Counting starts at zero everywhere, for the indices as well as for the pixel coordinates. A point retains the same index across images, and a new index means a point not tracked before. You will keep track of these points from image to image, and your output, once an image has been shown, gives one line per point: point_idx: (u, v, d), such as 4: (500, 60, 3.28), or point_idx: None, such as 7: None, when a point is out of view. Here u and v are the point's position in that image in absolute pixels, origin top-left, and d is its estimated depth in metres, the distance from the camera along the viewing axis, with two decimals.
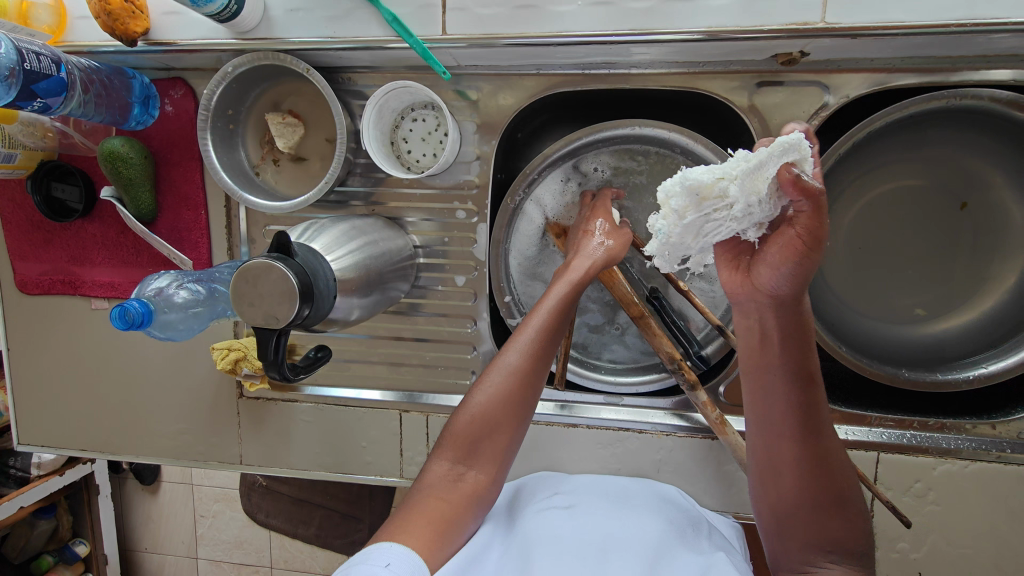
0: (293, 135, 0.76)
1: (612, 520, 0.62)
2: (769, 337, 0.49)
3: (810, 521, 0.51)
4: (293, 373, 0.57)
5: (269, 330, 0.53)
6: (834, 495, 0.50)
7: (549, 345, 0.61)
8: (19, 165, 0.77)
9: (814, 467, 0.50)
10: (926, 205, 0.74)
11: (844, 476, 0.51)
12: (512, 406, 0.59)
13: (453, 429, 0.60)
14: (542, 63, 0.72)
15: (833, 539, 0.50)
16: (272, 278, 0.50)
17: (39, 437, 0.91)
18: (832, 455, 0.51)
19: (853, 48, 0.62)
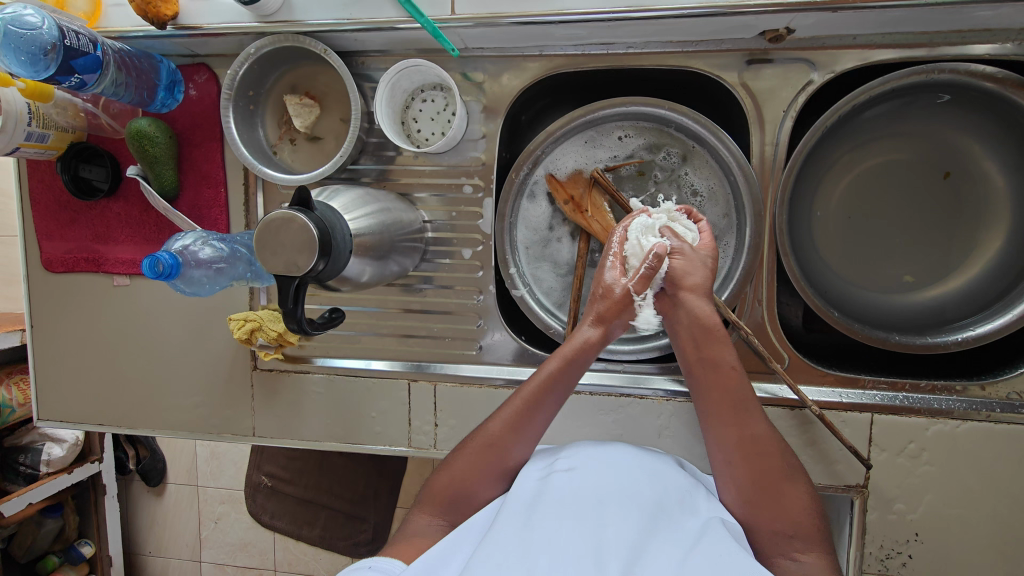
0: (309, 115, 0.80)
1: (609, 478, 0.61)
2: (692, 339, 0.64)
3: (769, 512, 0.58)
4: (309, 325, 0.60)
5: (289, 278, 0.56)
6: (776, 478, 0.59)
7: (527, 419, 0.64)
8: (51, 146, 0.81)
9: (750, 453, 0.60)
10: (909, 179, 0.78)
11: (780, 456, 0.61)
12: (483, 474, 0.64)
13: (433, 487, 0.66)
14: (545, 44, 0.77)
15: (792, 522, 0.58)
16: (292, 228, 0.54)
17: (58, 413, 0.94)
18: (765, 440, 0.61)
19: (834, 23, 0.67)
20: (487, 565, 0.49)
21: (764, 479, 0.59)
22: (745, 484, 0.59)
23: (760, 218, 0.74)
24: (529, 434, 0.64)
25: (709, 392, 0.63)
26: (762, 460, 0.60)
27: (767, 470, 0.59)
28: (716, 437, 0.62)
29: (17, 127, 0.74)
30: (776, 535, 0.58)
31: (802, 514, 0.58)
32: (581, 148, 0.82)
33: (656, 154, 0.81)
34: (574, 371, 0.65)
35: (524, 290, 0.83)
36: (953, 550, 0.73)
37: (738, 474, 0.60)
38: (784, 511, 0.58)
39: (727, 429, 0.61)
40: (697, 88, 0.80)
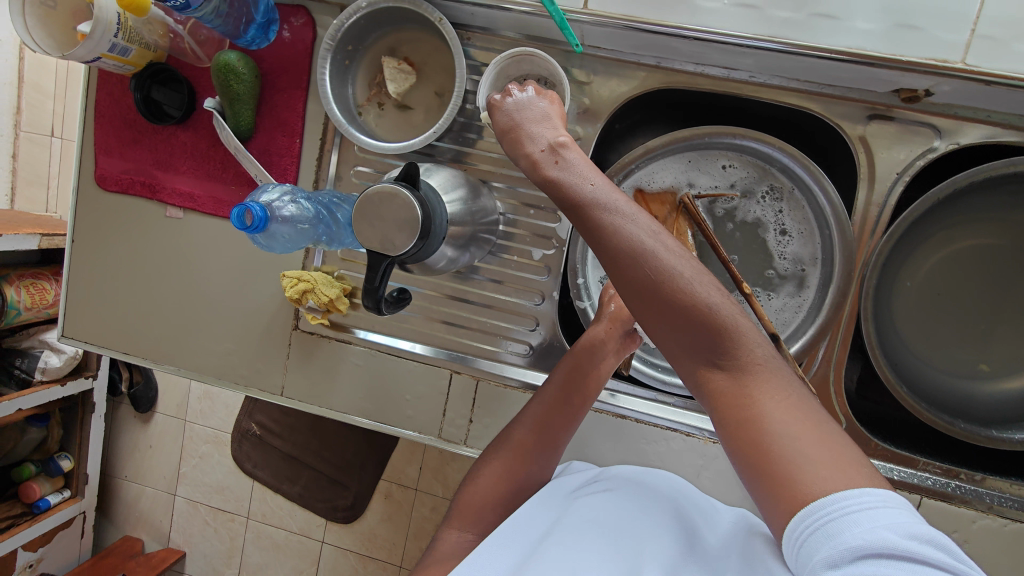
0: (404, 82, 0.76)
1: (651, 503, 0.61)
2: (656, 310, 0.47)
3: (784, 441, 0.43)
4: (383, 308, 0.57)
5: (381, 255, 0.53)
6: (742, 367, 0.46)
7: (550, 415, 0.67)
8: (130, 61, 0.78)
9: (706, 352, 0.47)
10: (1003, 266, 0.76)
11: (732, 323, 0.46)
12: (514, 482, 0.65)
13: (461, 502, 0.66)
14: (664, 56, 0.73)
15: (825, 457, 0.42)
16: (394, 204, 0.51)
17: (84, 333, 0.91)
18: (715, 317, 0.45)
19: (976, 95, 0.64)
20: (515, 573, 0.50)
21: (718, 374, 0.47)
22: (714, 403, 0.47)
23: (847, 277, 0.72)
24: (547, 441, 0.67)
25: (651, 313, 0.47)
26: (710, 351, 0.46)
27: (726, 351, 0.46)
28: (659, 336, 0.48)
29: (104, 36, 0.71)
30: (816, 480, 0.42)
31: (787, 438, 0.43)
32: (678, 169, 0.79)
33: (753, 191, 0.78)
34: (587, 372, 0.69)
35: (588, 303, 0.82)
36: None
37: (697, 373, 0.48)
38: (794, 437, 0.43)
39: (664, 332, 0.47)
40: (808, 131, 0.77)
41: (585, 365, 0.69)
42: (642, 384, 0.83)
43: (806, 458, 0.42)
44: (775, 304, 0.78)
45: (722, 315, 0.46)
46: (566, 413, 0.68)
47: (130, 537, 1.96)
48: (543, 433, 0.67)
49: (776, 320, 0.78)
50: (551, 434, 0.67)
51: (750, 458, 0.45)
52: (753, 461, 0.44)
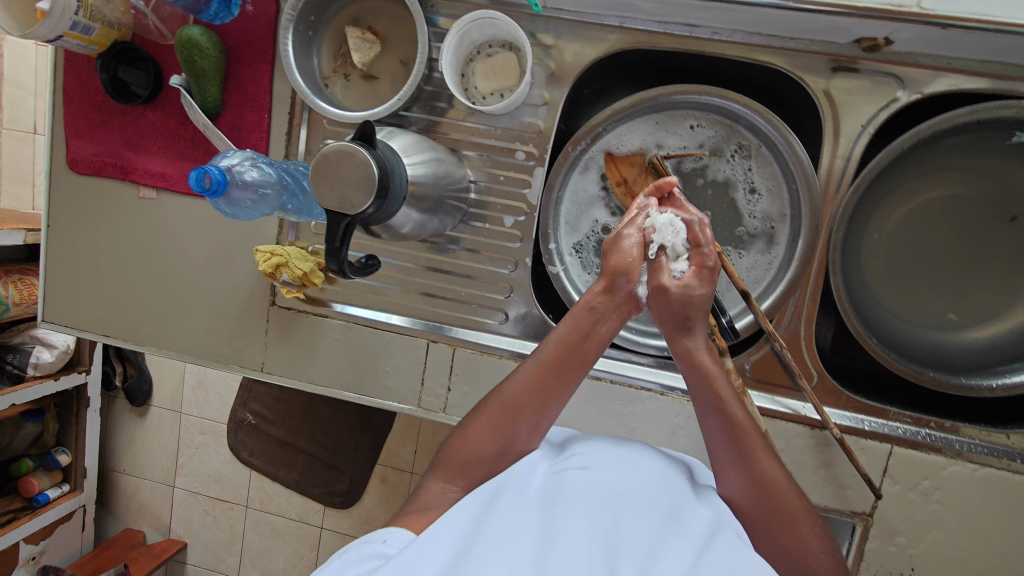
0: (368, 51, 0.76)
1: (635, 476, 0.58)
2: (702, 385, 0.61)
3: (772, 546, 0.58)
4: (346, 270, 0.57)
5: (340, 215, 0.54)
6: (781, 516, 0.57)
7: (541, 380, 0.62)
8: (94, 40, 0.77)
9: (764, 493, 0.58)
10: (970, 216, 0.76)
11: (789, 498, 0.58)
12: (502, 440, 0.62)
13: (449, 451, 0.65)
14: (627, 15, 0.73)
15: (802, 555, 0.57)
16: (349, 163, 0.52)
17: (64, 318, 0.92)
18: (781, 483, 0.58)
19: (936, 41, 0.64)
20: (488, 549, 0.49)
21: (761, 504, 0.58)
22: (753, 523, 0.58)
23: (815, 232, 0.73)
24: (545, 404, 0.62)
25: (719, 428, 0.61)
26: (737, 457, 0.59)
27: (774, 511, 0.58)
28: (725, 470, 0.61)
29: (64, 14, 0.70)
30: (780, 566, 0.58)
31: (811, 552, 0.57)
32: (646, 130, 0.79)
33: (722, 150, 0.78)
34: (588, 335, 0.62)
35: (561, 269, 0.81)
36: None
37: (742, 496, 0.59)
38: (789, 557, 0.57)
39: (724, 442, 0.60)
40: (774, 87, 0.77)
41: (590, 329, 0.62)
42: (618, 347, 0.84)
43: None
44: (748, 261, 0.78)
45: (746, 425, 0.60)
46: (563, 373, 0.63)
47: (132, 529, 1.98)
48: (535, 392, 0.62)
49: (748, 277, 0.78)
50: (551, 398, 0.62)
51: (768, 549, 0.58)
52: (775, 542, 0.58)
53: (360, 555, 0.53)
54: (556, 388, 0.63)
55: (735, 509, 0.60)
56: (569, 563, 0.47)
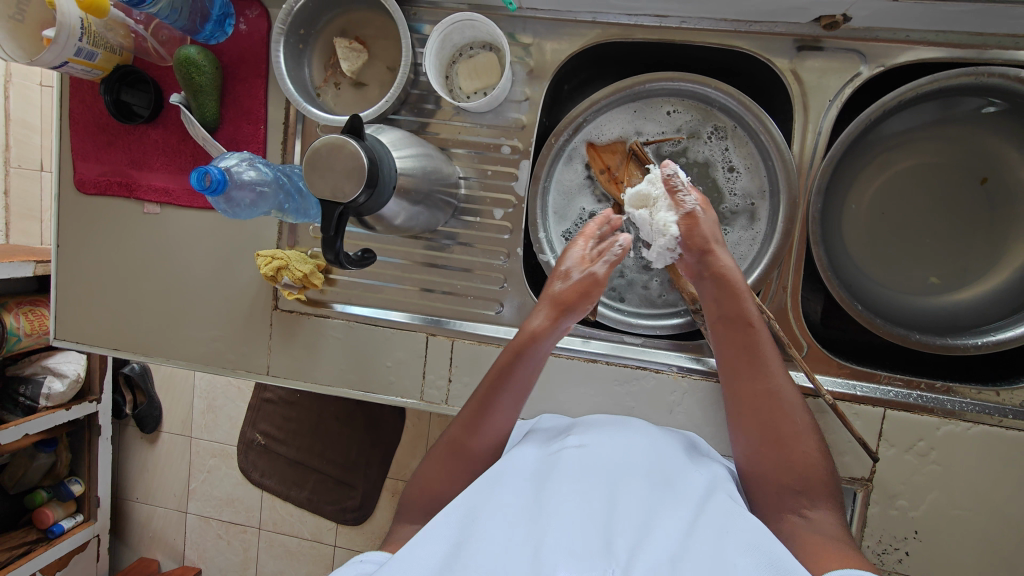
0: (357, 60, 0.80)
1: (627, 449, 0.60)
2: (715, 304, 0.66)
3: (775, 467, 0.60)
4: (342, 259, 0.60)
5: (332, 204, 0.57)
6: (785, 430, 0.61)
7: (486, 406, 0.64)
8: (97, 65, 0.81)
9: (767, 407, 0.62)
10: (944, 182, 0.79)
11: (793, 413, 0.62)
12: (451, 478, 0.64)
13: (410, 497, 0.65)
14: (599, 11, 0.77)
15: (800, 477, 0.59)
16: (339, 152, 0.55)
17: (74, 334, 0.95)
18: (784, 400, 0.63)
19: (891, 16, 0.67)
20: (488, 530, 0.49)
21: (764, 420, 0.62)
22: (758, 443, 0.62)
23: (793, 204, 0.75)
24: (489, 441, 0.64)
25: (729, 347, 0.66)
26: (746, 373, 0.64)
27: (779, 431, 0.61)
28: (736, 388, 0.65)
29: (69, 40, 0.75)
30: (784, 490, 0.59)
31: (810, 465, 0.59)
32: (625, 119, 0.83)
33: (699, 133, 0.81)
34: (524, 363, 0.64)
35: (552, 257, 0.83)
36: (949, 548, 0.74)
37: (750, 411, 0.63)
38: (790, 474, 0.59)
39: (735, 362, 0.65)
40: (744, 71, 0.80)
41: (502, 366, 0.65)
42: (612, 331, 0.86)
43: (815, 534, 0.55)
44: (732, 237, 0.81)
45: (761, 347, 0.65)
46: (500, 403, 0.64)
47: (146, 558, 1.97)
48: (472, 428, 0.64)
49: (733, 253, 0.81)
50: (491, 434, 0.64)
51: (771, 476, 0.60)
52: (772, 462, 0.60)
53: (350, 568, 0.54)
54: (496, 423, 0.64)
55: (741, 435, 0.64)
56: (566, 534, 0.48)
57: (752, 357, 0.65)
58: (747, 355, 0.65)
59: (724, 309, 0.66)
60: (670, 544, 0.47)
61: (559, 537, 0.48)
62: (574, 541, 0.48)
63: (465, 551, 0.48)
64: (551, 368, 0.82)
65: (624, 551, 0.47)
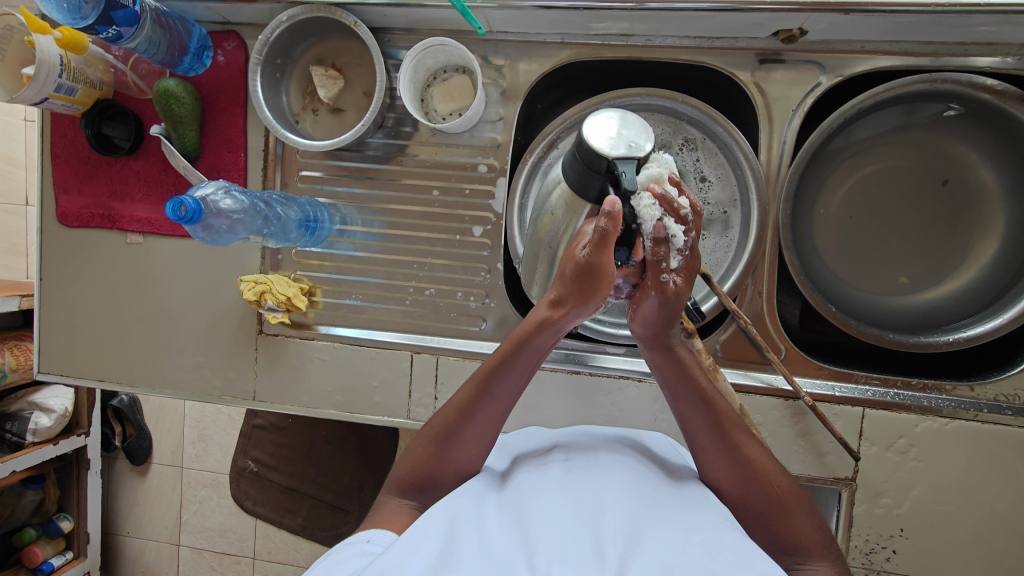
0: (333, 87, 0.83)
1: (612, 456, 0.59)
2: (665, 370, 0.58)
3: (769, 531, 0.54)
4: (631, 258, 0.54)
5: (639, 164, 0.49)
6: (773, 494, 0.53)
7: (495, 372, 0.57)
8: (78, 100, 0.83)
9: (751, 476, 0.54)
10: (908, 186, 0.83)
11: (775, 474, 0.54)
12: (437, 448, 0.58)
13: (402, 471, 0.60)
14: (566, 32, 0.80)
15: (795, 543, 0.53)
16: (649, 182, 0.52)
17: (58, 367, 0.94)
18: (759, 455, 0.55)
19: (845, 28, 0.70)
20: (473, 539, 0.47)
21: (748, 487, 0.54)
22: (743, 498, 0.54)
23: (763, 212, 0.77)
24: (490, 415, 0.58)
25: (688, 410, 0.57)
26: (714, 437, 0.56)
27: (759, 497, 0.53)
28: (703, 454, 0.57)
29: (49, 77, 0.76)
30: (772, 551, 0.54)
31: (802, 533, 0.53)
32: None
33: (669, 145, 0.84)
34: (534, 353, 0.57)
35: None
36: (936, 545, 0.75)
37: (734, 488, 0.54)
38: (789, 540, 0.53)
39: (704, 444, 0.56)
40: (711, 85, 0.83)
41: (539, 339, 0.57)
42: (594, 341, 0.87)
43: None
44: (708, 244, 0.83)
45: (717, 402, 0.57)
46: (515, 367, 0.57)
47: None
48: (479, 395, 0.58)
49: (708, 262, 0.83)
50: (490, 413, 0.58)
51: (762, 538, 0.54)
52: (767, 529, 0.54)
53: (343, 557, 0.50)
54: (505, 393, 0.58)
55: (717, 476, 0.56)
56: (557, 534, 0.46)
57: (717, 422, 0.56)
58: (713, 429, 0.56)
59: (676, 362, 0.58)
60: (660, 537, 0.45)
61: (551, 536, 0.46)
62: (567, 539, 0.45)
63: (453, 553, 0.45)
64: (536, 380, 0.83)
65: (611, 541, 0.45)
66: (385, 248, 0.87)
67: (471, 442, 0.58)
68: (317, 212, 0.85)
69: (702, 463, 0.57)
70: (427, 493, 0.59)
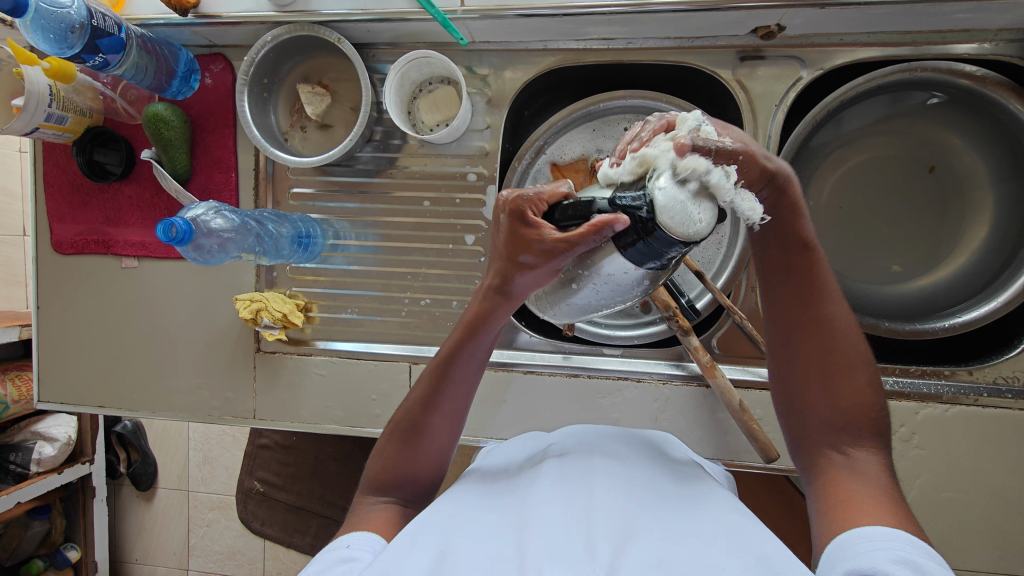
0: (320, 103, 0.83)
1: (610, 461, 0.58)
2: (771, 242, 0.55)
3: (828, 404, 0.54)
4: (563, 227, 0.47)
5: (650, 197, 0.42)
6: (839, 361, 0.54)
7: (451, 358, 0.60)
8: (69, 128, 0.84)
9: (828, 342, 0.54)
10: (894, 174, 0.84)
11: (848, 346, 0.54)
12: (406, 443, 0.59)
13: (375, 472, 0.60)
14: (548, 39, 0.80)
15: (845, 415, 0.53)
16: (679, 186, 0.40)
17: (58, 396, 0.95)
18: (840, 329, 0.54)
19: (822, 22, 0.70)
20: (467, 542, 0.48)
21: (823, 359, 0.54)
22: (802, 371, 0.56)
23: None
24: (453, 397, 0.61)
25: (785, 284, 0.55)
26: (807, 301, 0.55)
27: (826, 361, 0.54)
28: (775, 331, 0.58)
29: (39, 107, 0.76)
30: (824, 427, 0.53)
31: (854, 405, 0.53)
32: (584, 138, 0.86)
33: None
34: (485, 336, 0.59)
35: None
36: (945, 533, 0.75)
37: (797, 357, 0.56)
38: (840, 408, 0.53)
39: (793, 315, 0.55)
40: (693, 84, 0.84)
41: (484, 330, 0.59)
42: (591, 343, 0.87)
43: (855, 479, 0.49)
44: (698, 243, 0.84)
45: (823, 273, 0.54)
46: (468, 351, 0.60)
47: None
48: (440, 380, 0.60)
49: (700, 261, 0.84)
50: (454, 398, 0.61)
51: (817, 412, 0.54)
52: (827, 400, 0.54)
53: (328, 562, 0.49)
54: (461, 379, 0.61)
55: (782, 376, 0.58)
56: (551, 537, 0.47)
57: (810, 287, 0.54)
58: (807, 295, 0.54)
59: (779, 232, 0.54)
60: (656, 546, 0.45)
61: (543, 539, 0.46)
62: (560, 540, 0.46)
63: (449, 564, 0.44)
64: (534, 384, 0.83)
65: (607, 550, 0.45)
66: (379, 261, 0.87)
67: (439, 430, 0.61)
68: (309, 228, 0.85)
69: (771, 365, 0.59)
70: (403, 488, 0.59)
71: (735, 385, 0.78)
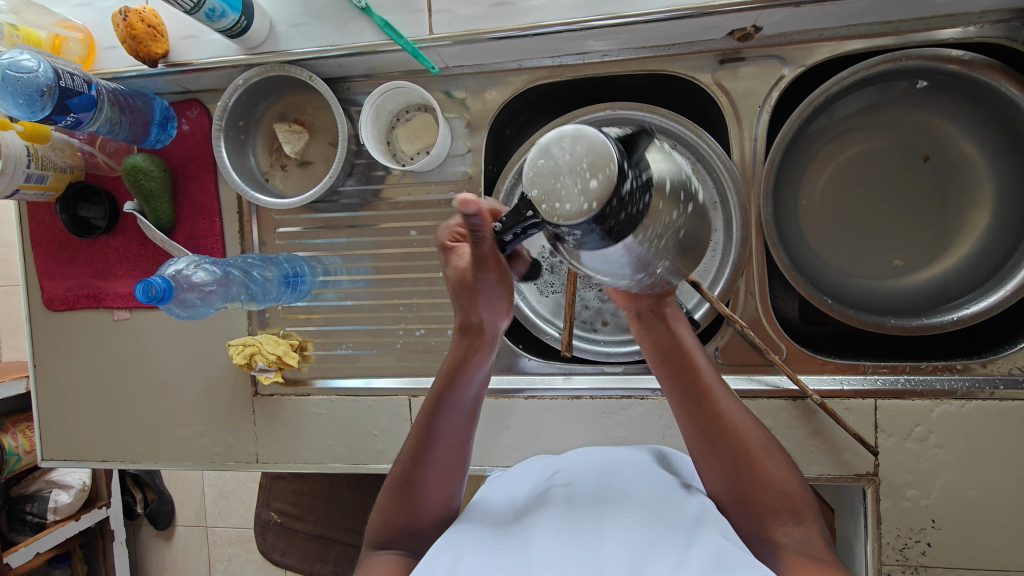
0: (299, 141, 0.83)
1: (614, 486, 0.57)
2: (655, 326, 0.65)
3: (753, 494, 0.56)
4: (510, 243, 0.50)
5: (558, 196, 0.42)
6: (750, 449, 0.58)
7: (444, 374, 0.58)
8: (50, 186, 0.83)
9: (733, 439, 0.58)
10: (888, 165, 0.81)
11: (751, 432, 0.59)
12: (414, 475, 0.58)
13: (380, 512, 0.58)
14: (522, 58, 0.79)
15: (777, 495, 0.56)
16: (580, 150, 0.37)
17: (61, 452, 0.94)
18: (741, 422, 0.60)
19: (799, 20, 0.69)
20: None
21: (734, 456, 0.58)
22: (733, 472, 0.58)
23: (745, 212, 0.76)
24: (454, 420, 0.59)
25: (676, 377, 0.62)
26: (706, 413, 0.60)
27: (741, 455, 0.58)
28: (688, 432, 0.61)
29: (17, 169, 0.76)
30: (763, 509, 0.56)
31: (782, 487, 0.56)
32: None
33: None
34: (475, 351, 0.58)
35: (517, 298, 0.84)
36: (969, 534, 0.72)
37: (718, 458, 0.59)
38: (768, 488, 0.56)
39: (682, 403, 0.61)
40: (675, 90, 0.82)
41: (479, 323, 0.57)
42: (592, 362, 0.85)
43: (797, 550, 0.52)
44: None
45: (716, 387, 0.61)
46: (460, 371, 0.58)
47: None
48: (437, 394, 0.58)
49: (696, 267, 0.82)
50: (465, 398, 0.59)
51: (749, 514, 0.56)
52: (752, 486, 0.57)
53: None
54: (460, 395, 0.59)
55: (714, 481, 0.59)
56: None
57: (707, 397, 0.60)
58: (702, 403, 0.60)
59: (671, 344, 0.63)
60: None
61: None
62: None
63: None
64: (536, 408, 0.81)
65: None
66: (372, 294, 0.86)
67: (446, 438, 0.59)
68: (296, 267, 0.85)
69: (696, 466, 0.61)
70: (408, 540, 0.57)
71: (741, 395, 0.76)
